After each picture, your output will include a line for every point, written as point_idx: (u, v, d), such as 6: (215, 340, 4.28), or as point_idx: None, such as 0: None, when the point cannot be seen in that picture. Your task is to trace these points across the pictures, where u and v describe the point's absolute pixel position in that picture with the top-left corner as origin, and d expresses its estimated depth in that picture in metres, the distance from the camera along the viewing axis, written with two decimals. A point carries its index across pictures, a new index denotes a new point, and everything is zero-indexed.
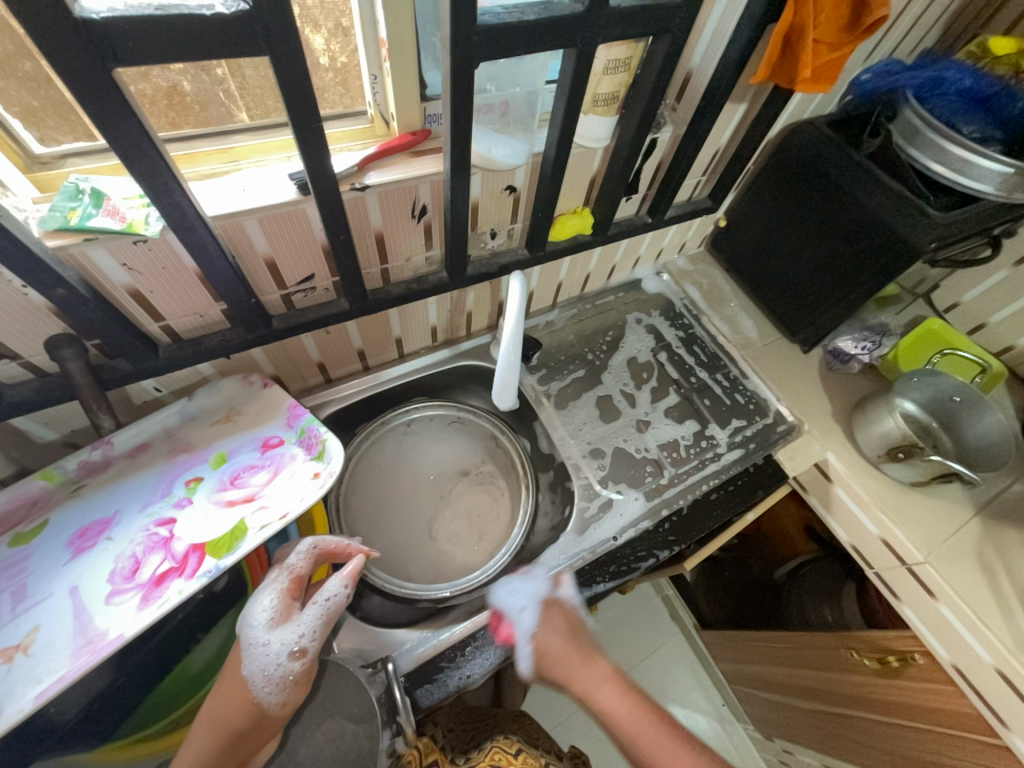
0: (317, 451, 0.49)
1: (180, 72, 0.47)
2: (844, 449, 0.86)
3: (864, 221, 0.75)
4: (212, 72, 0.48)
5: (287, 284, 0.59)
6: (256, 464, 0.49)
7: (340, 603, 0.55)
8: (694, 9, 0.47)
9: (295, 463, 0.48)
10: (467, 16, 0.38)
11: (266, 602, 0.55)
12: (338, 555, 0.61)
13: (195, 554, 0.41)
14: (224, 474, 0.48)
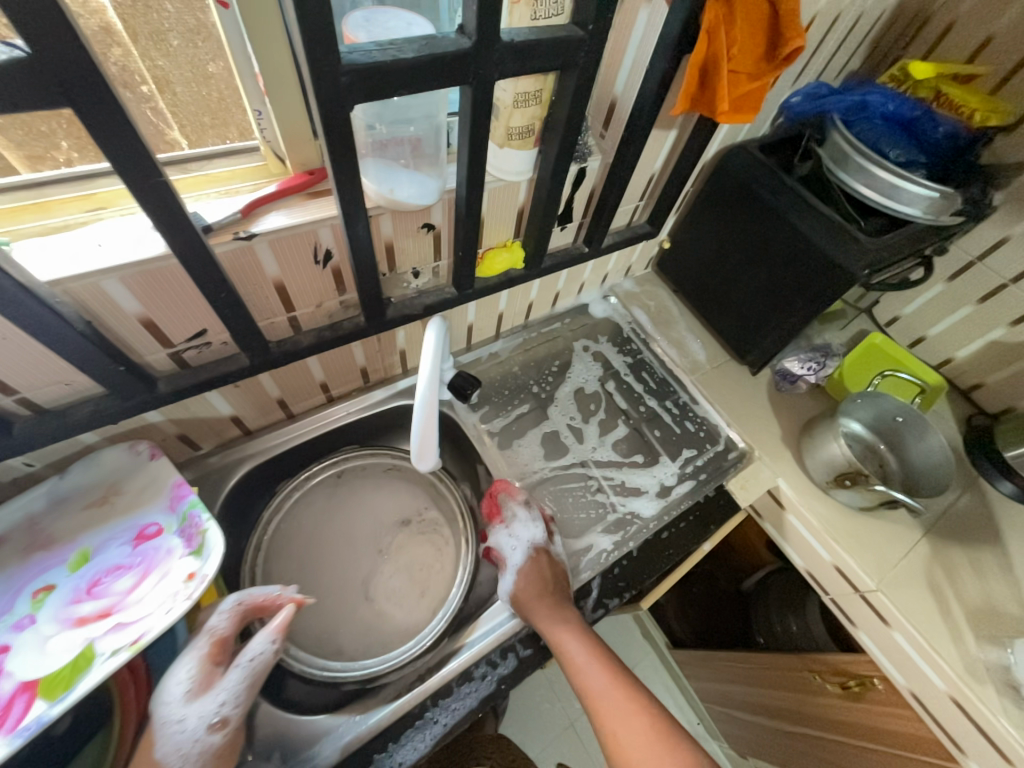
0: (196, 546, 0.46)
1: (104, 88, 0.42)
2: (793, 474, 0.84)
3: (798, 247, 0.74)
4: (137, 91, 0.43)
5: (173, 342, 0.52)
6: (123, 564, 0.46)
7: (267, 661, 0.49)
8: (599, 42, 0.44)
9: (169, 561, 0.45)
10: (330, 55, 0.33)
11: (183, 673, 0.48)
12: (268, 609, 0.53)
13: (22, 696, 0.37)
14: (83, 580, 0.45)
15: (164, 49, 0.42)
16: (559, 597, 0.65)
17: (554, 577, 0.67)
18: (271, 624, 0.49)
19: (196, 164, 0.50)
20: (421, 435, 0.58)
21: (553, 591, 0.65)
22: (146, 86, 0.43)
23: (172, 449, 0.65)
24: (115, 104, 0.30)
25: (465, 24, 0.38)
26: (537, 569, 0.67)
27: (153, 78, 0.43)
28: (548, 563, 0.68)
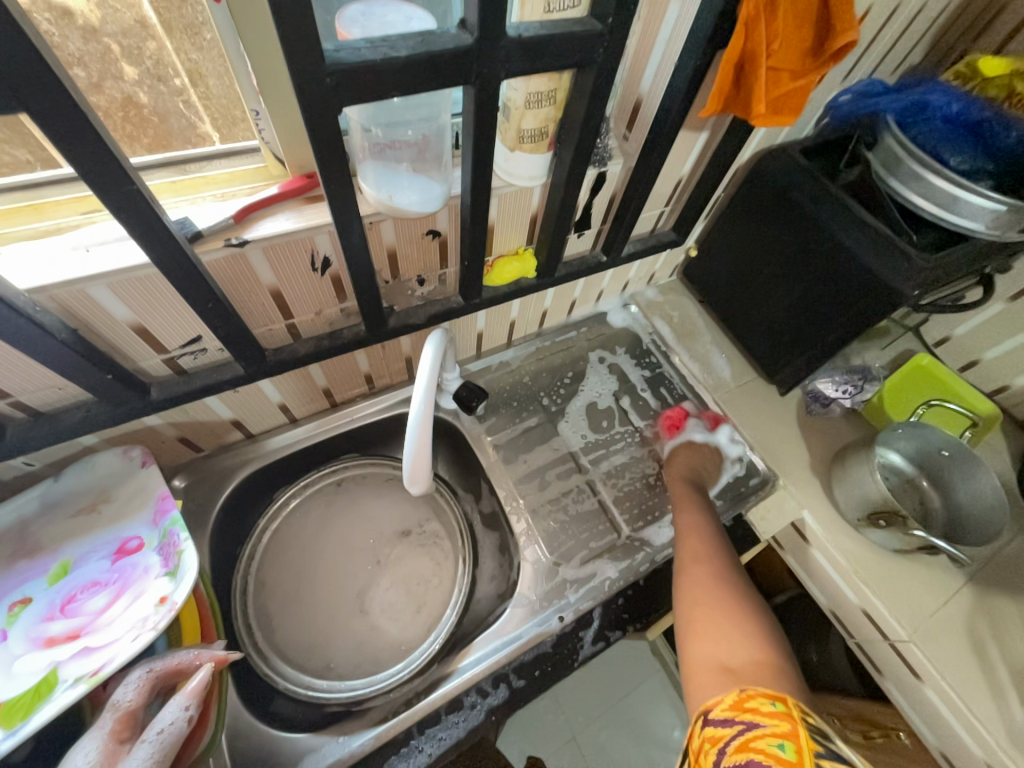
0: (172, 566, 0.44)
1: (137, 81, 0.42)
2: (821, 506, 0.78)
3: (838, 263, 0.68)
4: (171, 84, 0.44)
5: (168, 349, 0.51)
6: (100, 580, 0.45)
7: (180, 732, 0.44)
8: (620, 37, 0.40)
9: (146, 581, 0.44)
10: (312, 54, 0.30)
11: (79, 758, 0.42)
12: (184, 673, 0.48)
13: None
14: (59, 596, 0.44)
15: (197, 43, 0.42)
16: (692, 478, 0.76)
17: (706, 469, 0.78)
18: (187, 688, 0.45)
19: (195, 165, 0.49)
20: (413, 455, 0.56)
21: (694, 472, 0.77)
22: (179, 79, 0.43)
23: (172, 451, 0.64)
24: (71, 102, 0.28)
25: (467, 18, 0.35)
26: (700, 453, 0.80)
27: (185, 70, 0.43)
28: (716, 465, 0.80)
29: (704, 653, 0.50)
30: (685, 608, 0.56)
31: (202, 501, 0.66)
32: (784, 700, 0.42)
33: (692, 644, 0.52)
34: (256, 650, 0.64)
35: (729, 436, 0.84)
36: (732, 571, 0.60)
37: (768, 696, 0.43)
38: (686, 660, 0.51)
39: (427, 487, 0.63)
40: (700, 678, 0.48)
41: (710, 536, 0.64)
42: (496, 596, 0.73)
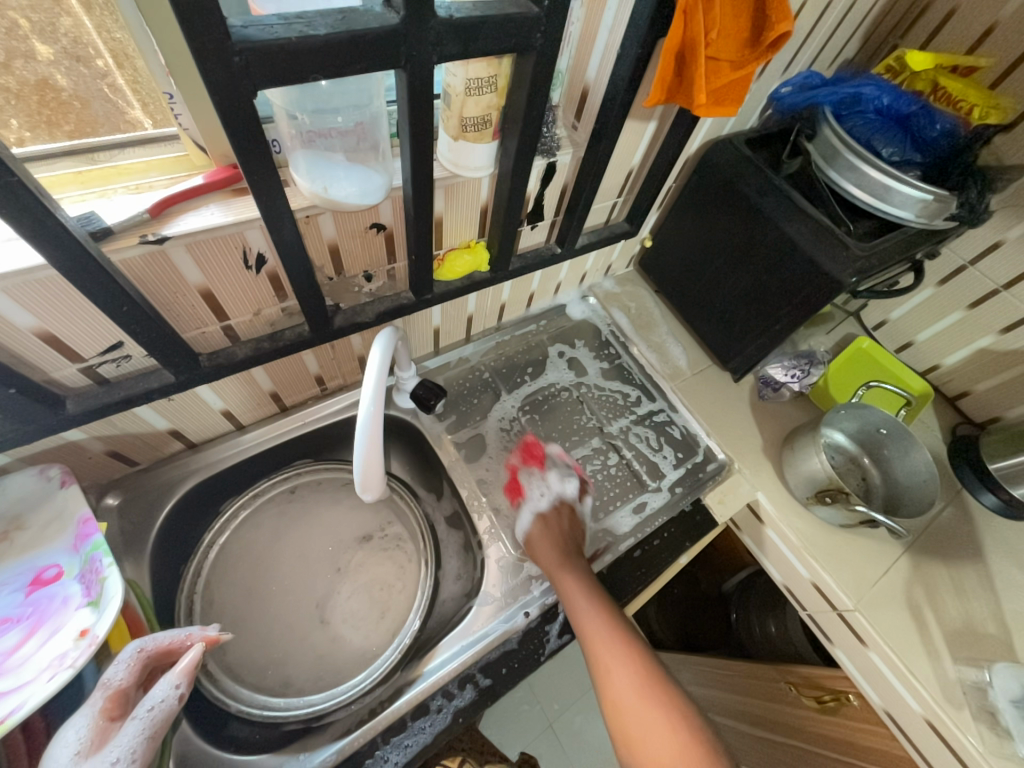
0: (96, 595, 0.41)
1: (51, 61, 0.37)
2: (773, 487, 0.81)
3: (783, 251, 0.70)
4: (92, 65, 0.39)
5: (84, 357, 0.46)
6: (13, 616, 0.40)
7: (171, 710, 0.42)
8: (559, 21, 0.38)
9: (66, 613, 0.40)
10: (214, 31, 0.27)
11: (68, 738, 0.40)
12: (176, 655, 0.48)
13: None
14: None
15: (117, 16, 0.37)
16: (564, 551, 0.68)
17: (566, 531, 0.71)
18: (178, 666, 0.44)
19: (105, 153, 0.44)
20: (366, 465, 0.54)
21: (560, 540, 0.69)
22: (102, 60, 0.38)
23: (103, 468, 0.59)
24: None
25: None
26: (554, 518, 0.71)
27: (108, 50, 0.38)
28: (575, 519, 0.73)
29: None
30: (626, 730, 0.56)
31: (140, 519, 0.62)
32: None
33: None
34: (205, 672, 0.61)
35: (561, 472, 0.77)
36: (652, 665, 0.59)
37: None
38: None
39: (383, 492, 0.61)
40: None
41: (611, 625, 0.61)
42: (462, 595, 0.72)
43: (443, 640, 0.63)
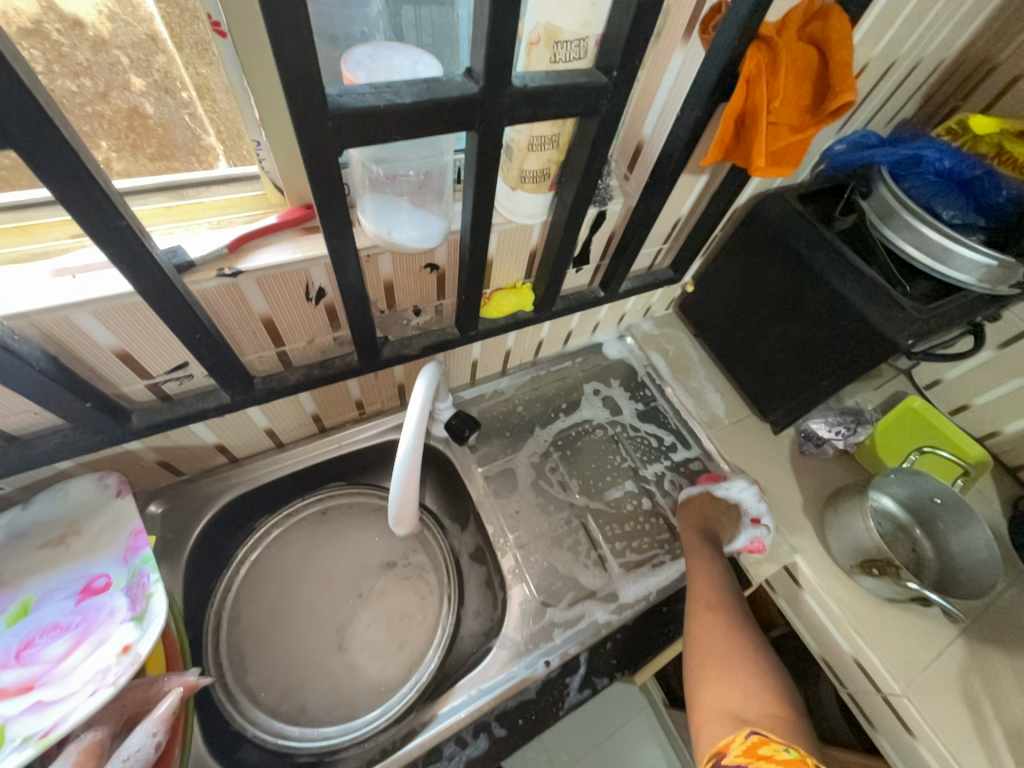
0: (140, 611, 0.42)
1: (143, 91, 0.41)
2: (814, 550, 0.77)
3: (834, 308, 0.68)
4: (176, 97, 0.42)
5: (152, 374, 0.49)
6: (62, 623, 0.42)
7: (148, 759, 0.43)
8: (625, 89, 0.40)
9: (110, 626, 0.41)
10: (314, 100, 0.30)
11: None
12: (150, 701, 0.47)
13: None
14: (15, 640, 0.41)
15: (206, 57, 0.40)
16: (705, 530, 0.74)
17: (722, 525, 0.76)
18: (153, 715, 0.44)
19: (193, 189, 0.48)
20: (399, 502, 0.55)
21: (710, 524, 0.76)
22: (186, 92, 0.42)
23: (151, 476, 0.62)
24: (56, 135, 0.26)
25: (473, 66, 0.35)
26: (719, 509, 0.77)
27: (191, 83, 0.42)
28: (735, 524, 0.76)
29: (717, 700, 0.56)
30: (699, 654, 0.61)
31: (179, 529, 0.64)
32: (797, 750, 0.48)
33: (705, 695, 0.57)
34: (225, 691, 0.61)
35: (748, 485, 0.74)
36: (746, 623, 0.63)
37: (782, 745, 0.48)
38: (699, 705, 0.57)
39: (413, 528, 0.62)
40: (710, 725, 0.54)
41: (722, 584, 0.67)
42: (482, 634, 0.70)
43: (461, 683, 0.61)
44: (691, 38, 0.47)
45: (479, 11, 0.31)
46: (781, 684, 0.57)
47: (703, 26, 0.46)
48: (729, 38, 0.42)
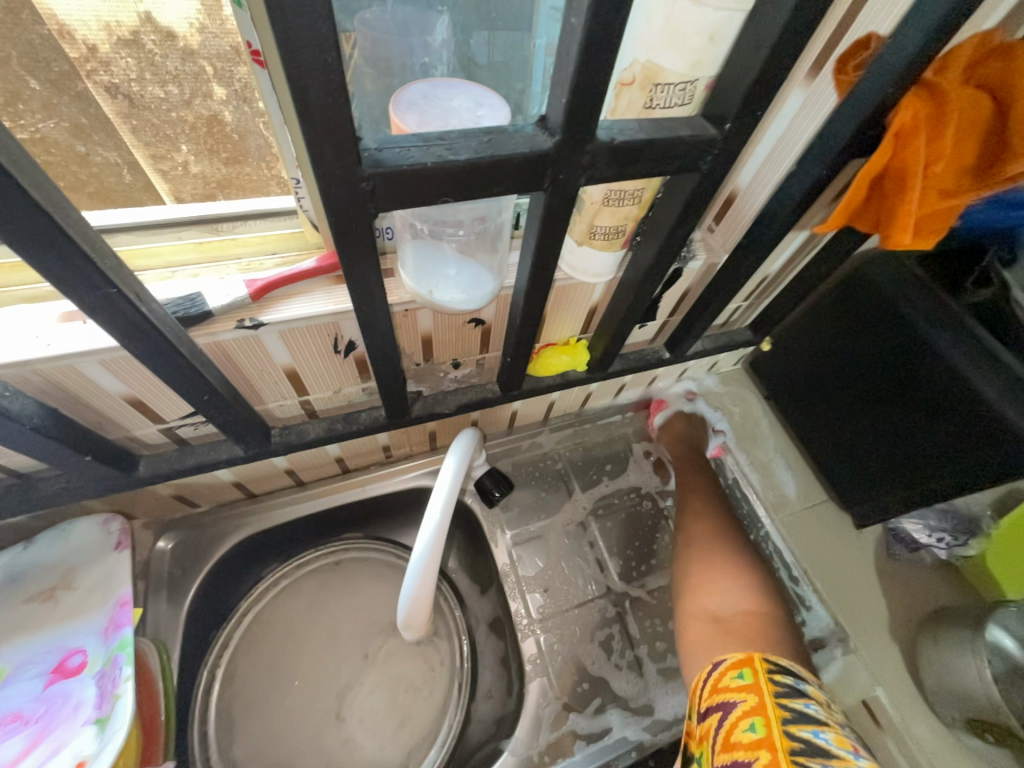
0: (106, 712, 0.37)
1: (223, 100, 0.37)
2: (899, 686, 0.64)
3: (955, 402, 0.56)
4: (254, 104, 0.37)
5: (166, 419, 0.45)
6: (23, 714, 0.37)
7: None
8: (736, 144, 0.32)
9: (71, 729, 0.37)
10: (346, 159, 0.24)
11: None
12: None
13: None
14: None
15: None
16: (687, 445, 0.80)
17: (695, 435, 0.83)
18: None
19: (229, 224, 0.44)
20: (411, 602, 0.50)
21: (687, 438, 0.81)
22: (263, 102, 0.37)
23: (166, 509, 0.59)
24: (24, 197, 0.21)
25: (549, 115, 0.27)
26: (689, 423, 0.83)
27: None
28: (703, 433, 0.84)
29: (701, 604, 0.61)
30: (686, 564, 0.65)
31: (188, 568, 0.60)
32: (750, 662, 0.50)
33: (691, 595, 0.62)
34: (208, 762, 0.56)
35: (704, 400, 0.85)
36: (731, 531, 0.68)
37: (734, 668, 0.50)
38: (685, 606, 0.62)
39: (424, 626, 0.55)
40: (692, 623, 0.60)
41: (711, 497, 0.72)
42: (492, 723, 0.62)
43: None
44: (817, 77, 0.38)
45: (565, 50, 0.24)
46: (760, 582, 0.62)
47: (841, 65, 0.35)
48: (880, 85, 0.33)
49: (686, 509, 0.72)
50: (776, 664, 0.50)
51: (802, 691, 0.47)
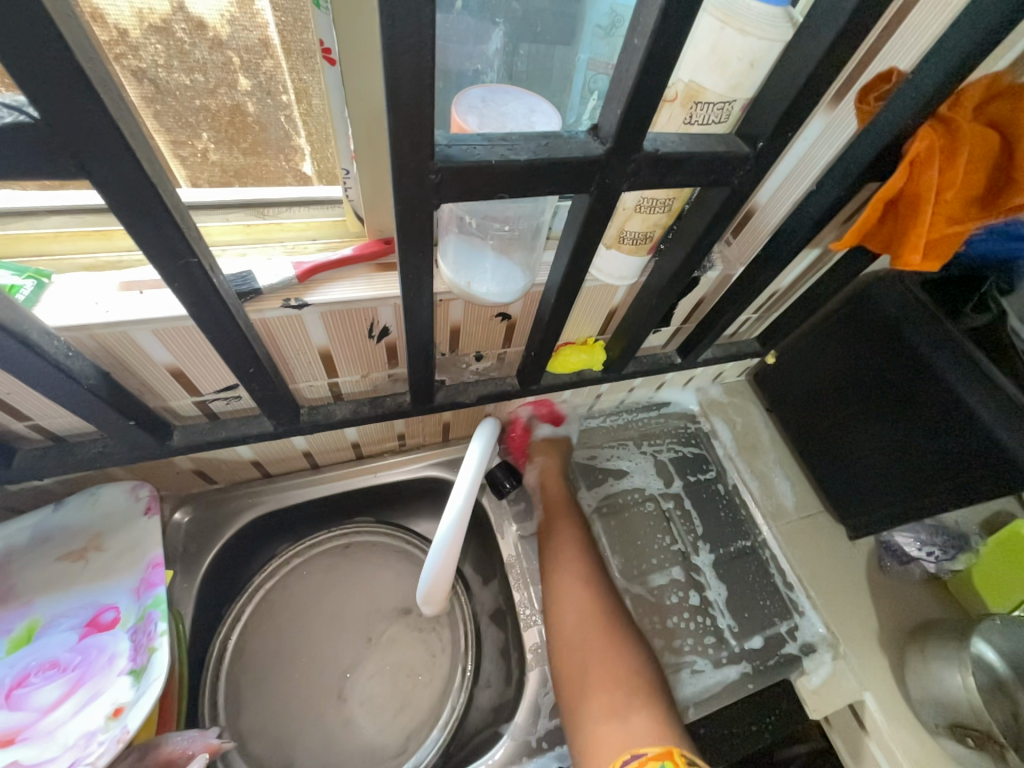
0: (140, 664, 0.39)
1: (246, 92, 0.38)
2: (887, 693, 0.66)
3: (953, 420, 0.58)
4: (278, 97, 0.39)
5: (202, 392, 0.47)
6: (59, 662, 0.39)
7: None
8: (767, 162, 0.35)
9: (107, 678, 0.38)
10: (421, 153, 0.26)
11: None
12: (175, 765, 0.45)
13: None
14: (10, 671, 0.38)
15: (310, 64, 0.37)
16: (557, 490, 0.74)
17: (557, 459, 0.77)
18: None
19: (274, 209, 0.46)
20: (431, 583, 0.52)
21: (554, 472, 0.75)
22: (286, 94, 0.39)
23: (184, 483, 0.60)
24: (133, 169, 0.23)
25: (602, 124, 0.30)
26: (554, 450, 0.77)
27: (293, 88, 0.39)
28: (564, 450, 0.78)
29: (597, 711, 0.54)
30: (575, 655, 0.58)
31: (202, 542, 0.61)
32: (670, 755, 0.49)
33: (584, 699, 0.55)
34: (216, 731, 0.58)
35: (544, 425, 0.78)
36: (613, 600, 0.63)
37: (658, 761, 0.48)
38: (579, 709, 0.55)
39: (441, 603, 0.57)
40: (592, 740, 0.52)
41: (585, 561, 0.65)
42: (491, 710, 0.64)
43: None
44: (839, 105, 0.41)
45: (624, 67, 0.27)
46: (644, 658, 0.59)
47: (863, 95, 0.38)
48: (899, 115, 0.36)
49: (562, 582, 0.63)
50: (693, 757, 0.49)
51: None
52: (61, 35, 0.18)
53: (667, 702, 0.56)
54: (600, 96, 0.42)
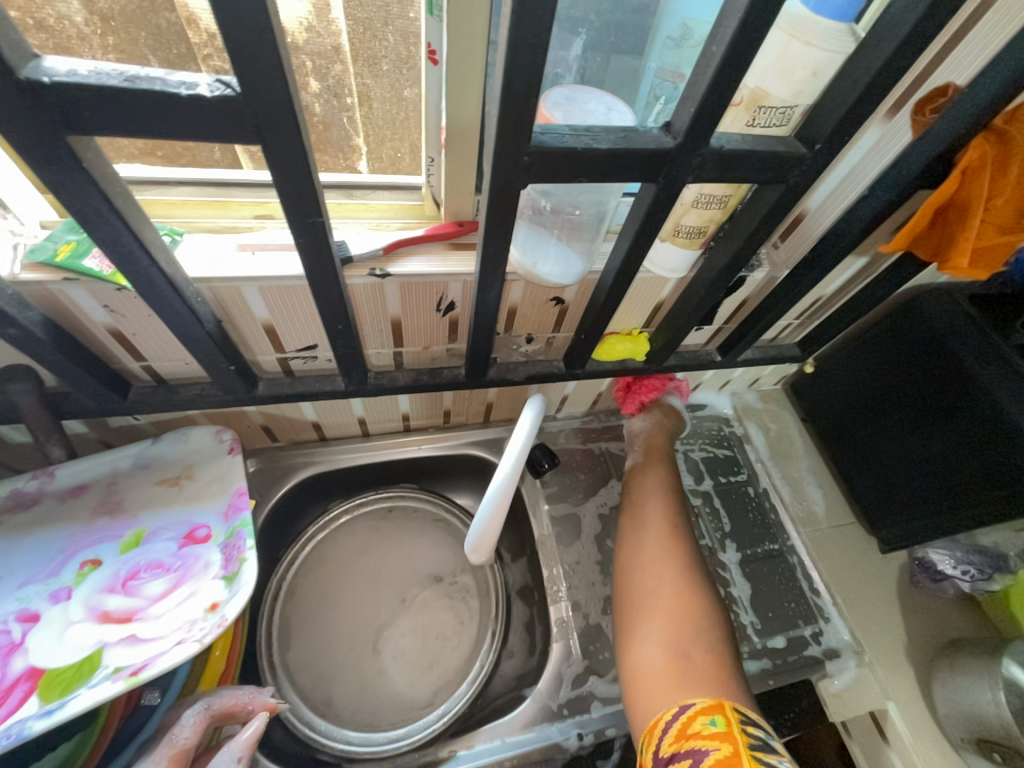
0: (231, 571, 0.44)
1: (315, 93, 0.45)
2: (911, 706, 0.65)
3: (995, 435, 0.58)
4: (343, 100, 0.46)
5: (285, 349, 0.53)
6: (164, 562, 0.45)
7: None
8: (823, 162, 0.38)
9: (203, 577, 0.44)
10: (518, 137, 0.31)
11: None
12: (236, 716, 0.50)
13: (23, 686, 0.37)
14: (123, 568, 0.44)
15: (374, 69, 0.44)
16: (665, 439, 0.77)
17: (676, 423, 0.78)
18: (241, 735, 0.47)
19: (361, 191, 0.51)
20: (482, 528, 0.59)
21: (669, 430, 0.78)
22: (351, 97, 0.45)
23: (253, 437, 0.67)
24: (296, 138, 0.28)
25: (674, 122, 0.34)
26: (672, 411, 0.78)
27: (357, 91, 0.46)
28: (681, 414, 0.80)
29: (657, 639, 0.56)
30: (649, 587, 0.61)
31: (264, 491, 0.67)
32: (721, 710, 0.49)
33: (648, 623, 0.58)
34: (268, 662, 0.64)
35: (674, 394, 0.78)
36: (691, 548, 0.66)
37: (707, 713, 0.48)
38: (640, 633, 0.58)
39: (484, 556, 0.64)
40: (647, 666, 0.55)
41: (670, 507, 0.69)
42: (514, 678, 0.67)
43: (485, 730, 0.58)
44: (896, 115, 0.44)
45: (699, 70, 0.31)
46: (717, 610, 0.61)
47: (919, 107, 0.41)
48: (952, 125, 0.39)
49: (647, 516, 0.68)
50: (747, 717, 0.49)
51: (774, 748, 0.46)
52: (270, 27, 0.23)
53: (731, 657, 0.57)
54: (666, 101, 0.46)
